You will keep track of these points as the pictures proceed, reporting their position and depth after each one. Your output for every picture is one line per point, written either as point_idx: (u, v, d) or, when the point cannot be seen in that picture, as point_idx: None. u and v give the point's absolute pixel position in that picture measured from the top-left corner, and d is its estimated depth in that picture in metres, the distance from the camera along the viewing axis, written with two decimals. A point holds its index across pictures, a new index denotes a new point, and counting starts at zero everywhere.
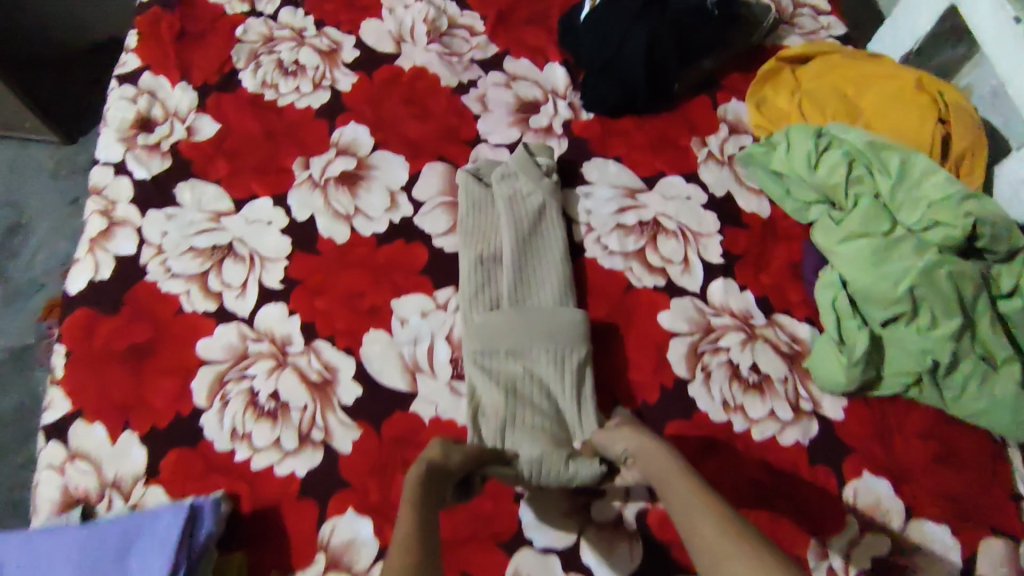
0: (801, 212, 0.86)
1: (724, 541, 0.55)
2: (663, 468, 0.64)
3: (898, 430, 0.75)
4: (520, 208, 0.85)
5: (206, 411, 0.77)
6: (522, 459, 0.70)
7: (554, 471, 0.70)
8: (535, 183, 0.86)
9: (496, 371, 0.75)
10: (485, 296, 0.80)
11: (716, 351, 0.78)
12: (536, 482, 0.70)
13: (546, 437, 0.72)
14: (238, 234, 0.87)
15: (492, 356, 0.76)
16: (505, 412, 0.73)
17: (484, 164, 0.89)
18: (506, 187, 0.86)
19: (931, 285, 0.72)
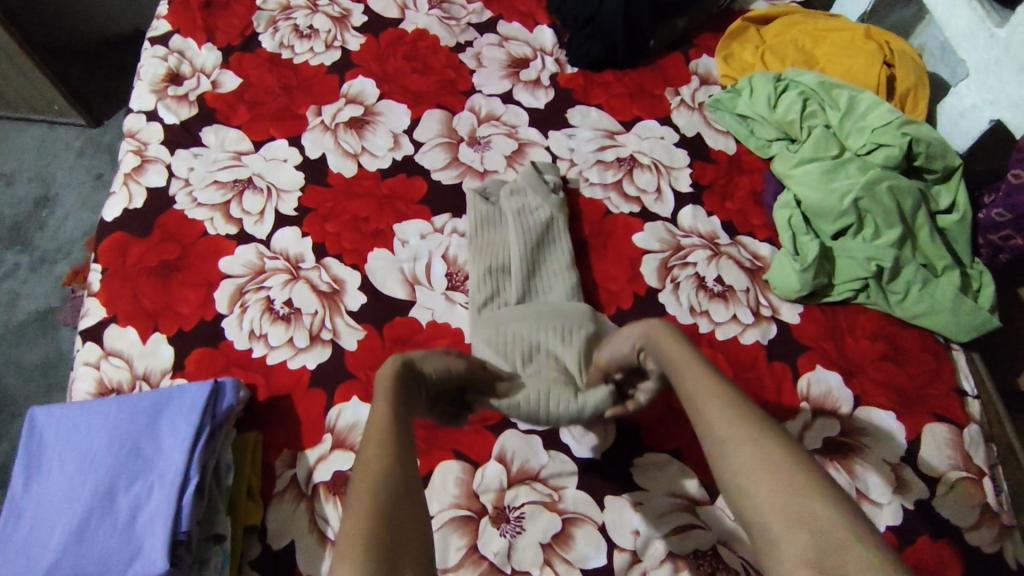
0: (764, 148, 0.95)
1: (731, 426, 0.55)
2: (675, 356, 0.64)
3: (848, 332, 0.82)
4: (528, 221, 0.88)
5: (226, 316, 0.85)
6: (530, 394, 0.72)
7: (561, 404, 0.71)
8: (543, 198, 0.89)
9: (508, 347, 0.77)
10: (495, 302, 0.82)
11: (685, 265, 0.87)
12: (546, 415, 0.72)
13: (553, 378, 0.73)
14: (257, 170, 0.97)
15: (504, 337, 0.77)
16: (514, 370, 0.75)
17: (490, 184, 0.93)
18: (514, 202, 0.89)
19: (874, 197, 0.81)
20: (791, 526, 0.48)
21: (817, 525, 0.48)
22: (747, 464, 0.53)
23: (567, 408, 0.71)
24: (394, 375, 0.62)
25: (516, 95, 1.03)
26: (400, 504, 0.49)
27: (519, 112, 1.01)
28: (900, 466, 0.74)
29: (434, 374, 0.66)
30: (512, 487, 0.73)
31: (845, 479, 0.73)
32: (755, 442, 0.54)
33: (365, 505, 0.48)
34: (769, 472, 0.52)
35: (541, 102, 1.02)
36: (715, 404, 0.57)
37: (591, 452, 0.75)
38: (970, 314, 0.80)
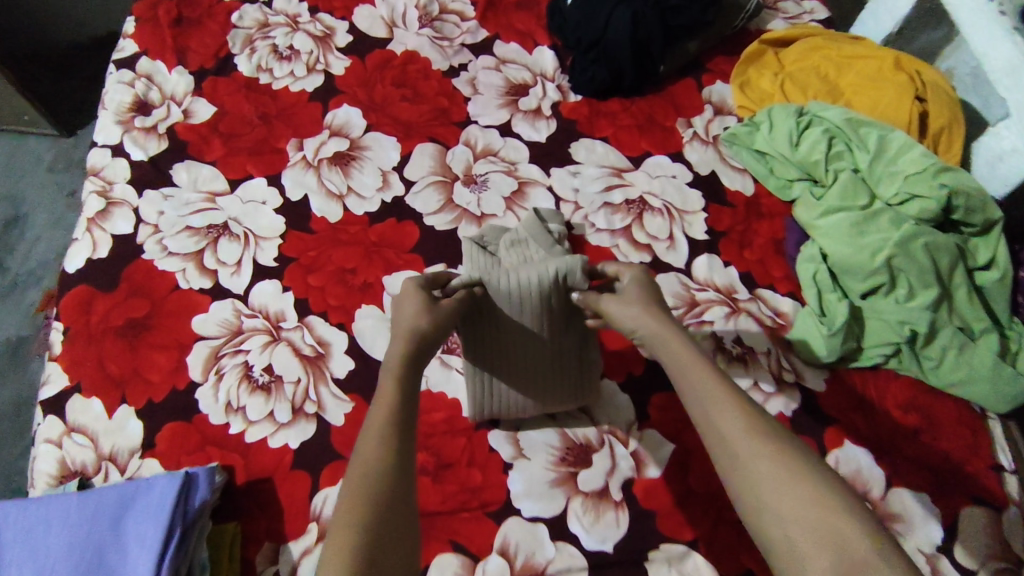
0: (784, 189, 0.88)
1: (746, 438, 0.51)
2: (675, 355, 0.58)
3: (878, 403, 0.77)
4: None
5: (201, 385, 0.78)
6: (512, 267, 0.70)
7: (534, 284, 0.68)
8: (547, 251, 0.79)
9: None
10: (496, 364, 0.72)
11: (701, 324, 0.80)
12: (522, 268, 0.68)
13: None
14: (234, 214, 0.89)
15: None
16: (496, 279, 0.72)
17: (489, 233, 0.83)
18: (516, 255, 0.79)
19: (908, 256, 0.74)
20: (811, 537, 0.45)
21: (844, 543, 0.44)
22: (765, 476, 0.49)
23: (549, 304, 0.69)
24: (408, 351, 0.58)
25: (515, 126, 0.95)
26: (389, 525, 0.46)
27: (519, 146, 0.93)
28: (935, 557, 0.69)
29: (440, 318, 0.61)
30: None
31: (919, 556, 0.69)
32: (775, 450, 0.50)
33: (353, 528, 0.45)
34: (791, 479, 0.48)
35: (542, 134, 0.94)
36: (726, 411, 0.53)
37: (603, 542, 0.69)
38: (1009, 384, 0.74)
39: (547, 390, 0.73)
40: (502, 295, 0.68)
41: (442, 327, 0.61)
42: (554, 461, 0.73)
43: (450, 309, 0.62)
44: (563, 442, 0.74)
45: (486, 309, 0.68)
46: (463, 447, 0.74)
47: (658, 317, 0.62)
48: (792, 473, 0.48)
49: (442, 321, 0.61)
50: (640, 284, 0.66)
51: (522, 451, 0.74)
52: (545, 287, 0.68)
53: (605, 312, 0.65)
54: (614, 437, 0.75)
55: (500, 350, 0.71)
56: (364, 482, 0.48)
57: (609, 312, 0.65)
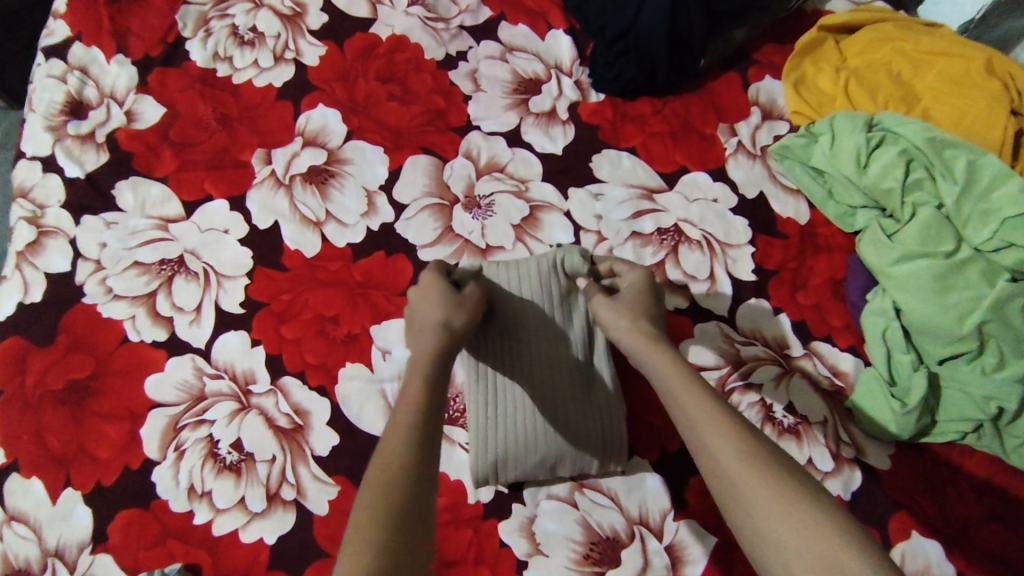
0: (845, 217, 0.74)
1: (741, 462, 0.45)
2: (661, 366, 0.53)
3: (950, 481, 0.66)
4: None
5: (159, 464, 0.67)
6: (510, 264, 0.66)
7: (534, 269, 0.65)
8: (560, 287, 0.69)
9: None
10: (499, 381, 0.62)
11: (747, 389, 0.68)
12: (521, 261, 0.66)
13: None
14: (191, 246, 0.74)
15: None
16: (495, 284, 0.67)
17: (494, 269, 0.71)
18: None
19: (1002, 321, 0.64)
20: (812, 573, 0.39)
21: None
22: (767, 512, 0.42)
23: (555, 297, 0.64)
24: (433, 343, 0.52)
25: (525, 133, 0.79)
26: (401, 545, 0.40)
27: (531, 159, 0.78)
28: None
29: (456, 312, 0.54)
30: None
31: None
32: (773, 472, 0.44)
33: (366, 549, 0.39)
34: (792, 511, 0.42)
35: (558, 144, 0.79)
36: (719, 433, 0.46)
37: None
38: None
39: (559, 413, 0.62)
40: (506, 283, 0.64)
41: (459, 322, 0.54)
42: (576, 559, 0.63)
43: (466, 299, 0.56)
44: (587, 536, 0.64)
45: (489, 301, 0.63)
46: (469, 541, 0.63)
47: (647, 332, 0.56)
48: (796, 504, 0.42)
49: (458, 318, 0.54)
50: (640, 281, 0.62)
51: (540, 545, 0.63)
52: (546, 273, 0.65)
53: (605, 320, 0.59)
54: (646, 529, 0.64)
55: (503, 356, 0.62)
56: (385, 502, 0.41)
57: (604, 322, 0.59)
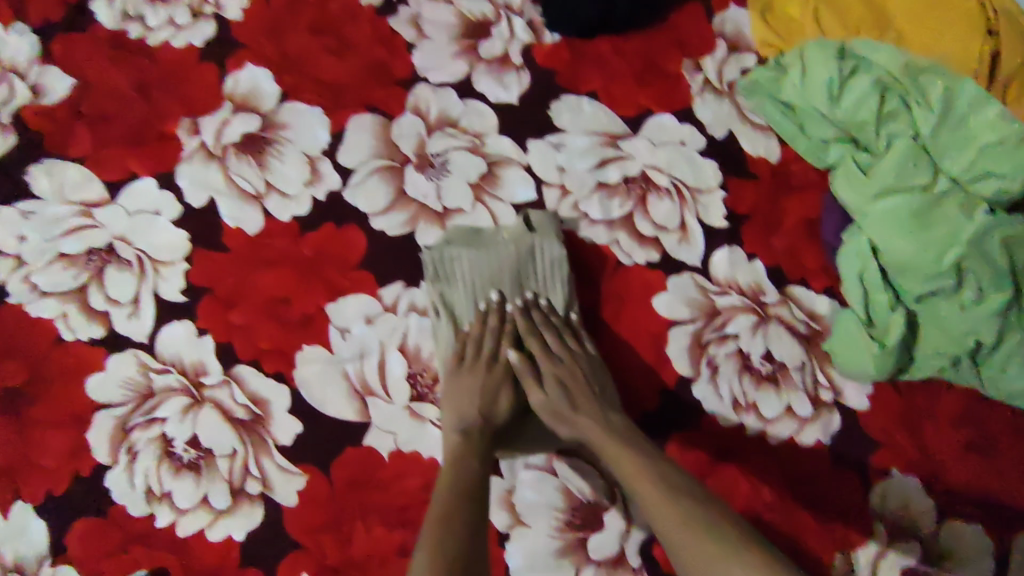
0: (818, 153, 0.71)
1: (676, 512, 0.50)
2: (609, 447, 0.56)
3: (928, 417, 0.65)
4: (509, 278, 0.66)
5: (112, 468, 0.62)
6: (476, 260, 0.66)
7: (496, 262, 0.66)
8: (535, 265, 0.66)
9: (462, 295, 0.66)
10: (477, 368, 0.63)
11: (723, 340, 0.66)
12: (484, 254, 0.66)
13: (505, 269, 0.66)
14: (120, 231, 0.68)
15: (463, 305, 0.66)
16: (459, 278, 0.66)
17: (456, 233, 0.67)
18: (482, 275, 0.66)
19: (980, 255, 0.62)
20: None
21: None
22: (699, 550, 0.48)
23: (524, 321, 0.65)
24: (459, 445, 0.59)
25: (476, 83, 0.73)
26: None
27: (484, 111, 0.72)
28: None
29: (489, 404, 0.62)
30: None
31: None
32: (701, 535, 0.48)
33: None
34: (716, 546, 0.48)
35: (513, 93, 0.73)
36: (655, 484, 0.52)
37: None
38: None
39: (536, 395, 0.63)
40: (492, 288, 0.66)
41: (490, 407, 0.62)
42: (557, 526, 0.61)
43: (475, 374, 0.63)
44: (568, 503, 0.62)
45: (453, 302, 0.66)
46: None
47: (602, 419, 0.58)
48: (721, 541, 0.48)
49: (491, 412, 0.62)
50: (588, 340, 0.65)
51: (521, 517, 0.62)
52: (508, 261, 0.66)
53: (559, 389, 0.61)
54: None
55: (479, 357, 0.64)
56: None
57: (552, 416, 0.61)
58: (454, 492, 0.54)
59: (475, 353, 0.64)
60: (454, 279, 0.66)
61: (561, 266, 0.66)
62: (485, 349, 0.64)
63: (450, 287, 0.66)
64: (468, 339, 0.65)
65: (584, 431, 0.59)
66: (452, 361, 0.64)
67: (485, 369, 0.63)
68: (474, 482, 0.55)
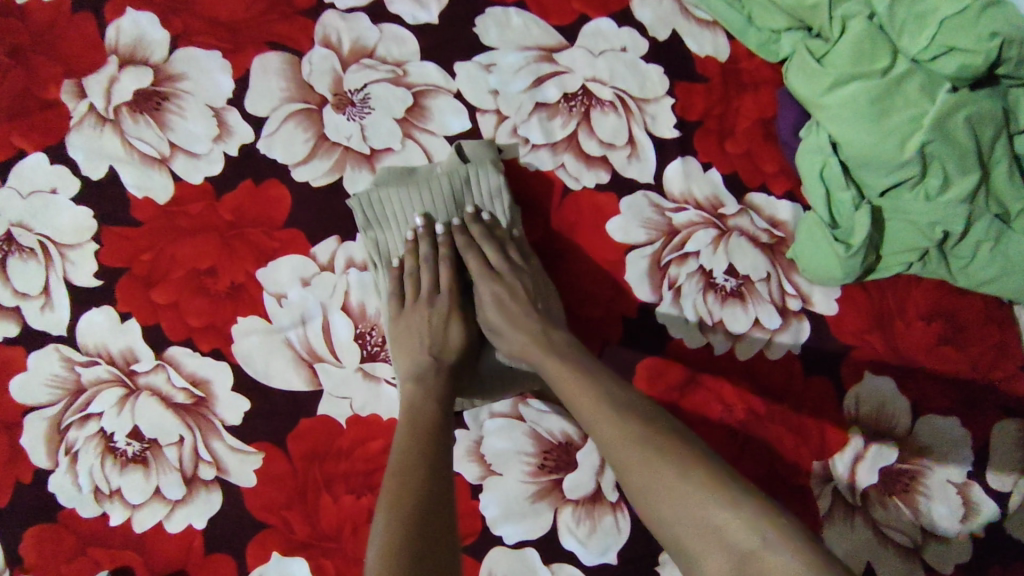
0: (769, 46, 0.65)
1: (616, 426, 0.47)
2: (553, 367, 0.53)
3: (898, 314, 0.64)
4: (445, 208, 0.62)
5: (54, 472, 0.59)
6: (405, 197, 0.61)
7: (428, 196, 0.62)
8: (472, 193, 0.62)
9: (397, 234, 0.62)
10: (421, 304, 0.60)
11: (684, 259, 0.62)
12: (414, 189, 0.61)
13: (439, 202, 0.62)
14: (15, 217, 0.61)
15: (399, 245, 0.63)
16: (392, 217, 0.62)
17: (386, 174, 0.61)
18: (416, 211, 0.62)
19: (945, 138, 0.57)
20: (721, 561, 0.40)
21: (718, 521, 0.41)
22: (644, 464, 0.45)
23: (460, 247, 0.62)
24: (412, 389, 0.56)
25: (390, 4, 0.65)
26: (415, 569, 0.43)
27: (402, 35, 0.65)
28: (965, 484, 0.62)
29: (439, 340, 0.59)
30: (557, 566, 0.58)
31: (819, 490, 0.61)
32: (645, 446, 0.45)
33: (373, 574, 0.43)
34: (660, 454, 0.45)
35: (433, 12, 0.65)
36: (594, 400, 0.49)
37: (603, 552, 0.59)
38: None
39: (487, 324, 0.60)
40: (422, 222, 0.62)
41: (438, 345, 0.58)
42: (530, 471, 0.59)
43: (419, 312, 0.59)
44: (539, 446, 0.60)
45: (389, 243, 0.62)
46: None
47: (539, 338, 0.55)
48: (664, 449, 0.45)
49: (443, 354, 0.58)
50: (530, 247, 0.63)
51: (491, 466, 0.59)
52: (442, 195, 0.62)
53: (501, 317, 0.58)
54: None
55: (422, 295, 0.60)
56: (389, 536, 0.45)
57: (503, 341, 0.58)
58: (410, 438, 0.52)
59: (414, 291, 0.61)
60: (386, 219, 0.61)
61: (498, 192, 0.62)
62: (425, 285, 0.61)
63: (383, 228, 0.62)
64: (405, 275, 0.61)
65: (524, 351, 0.56)
66: (393, 304, 0.60)
67: (428, 304, 0.60)
68: (432, 425, 0.53)
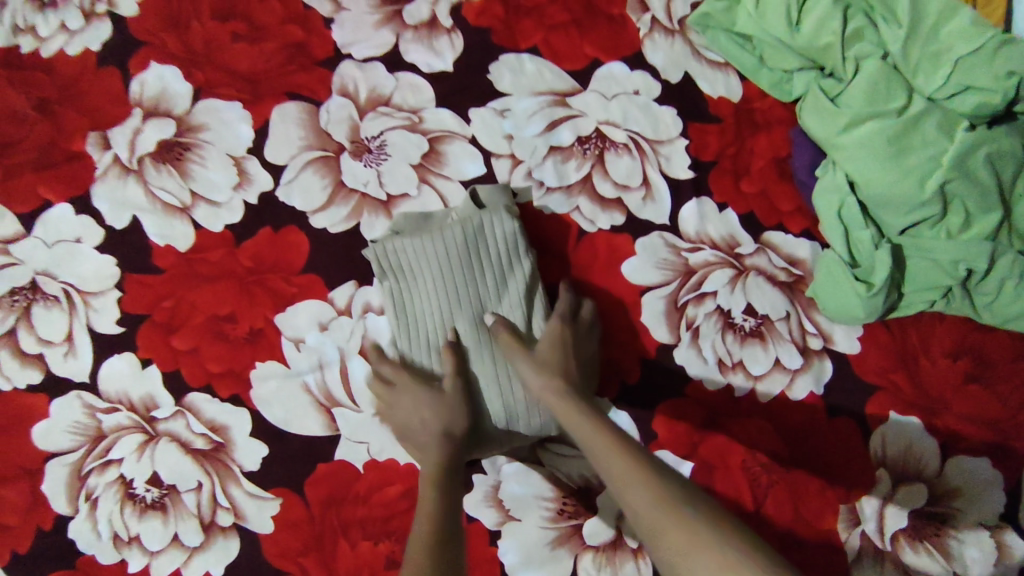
0: (781, 85, 0.65)
1: (640, 491, 0.43)
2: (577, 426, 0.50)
3: (924, 352, 0.62)
4: (466, 257, 0.58)
5: (73, 518, 0.59)
6: (421, 249, 0.58)
7: (446, 247, 0.58)
8: (494, 241, 0.59)
9: (412, 283, 0.59)
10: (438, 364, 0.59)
11: (701, 299, 0.62)
12: (432, 240, 0.58)
13: (456, 251, 0.58)
14: (42, 266, 0.62)
15: (414, 294, 0.59)
16: (408, 268, 0.59)
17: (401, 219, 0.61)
18: (432, 261, 0.58)
19: (965, 175, 0.57)
20: None
21: None
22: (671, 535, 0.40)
23: (477, 304, 0.59)
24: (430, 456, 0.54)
25: (405, 53, 0.66)
26: None
27: (419, 83, 0.66)
28: (999, 529, 0.59)
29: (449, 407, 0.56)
30: None
31: (846, 534, 0.59)
32: (672, 515, 0.41)
33: None
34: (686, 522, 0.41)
35: (447, 60, 0.66)
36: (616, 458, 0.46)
37: None
38: None
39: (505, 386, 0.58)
40: (429, 271, 0.58)
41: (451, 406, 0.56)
42: (550, 517, 0.58)
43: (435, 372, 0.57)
44: (557, 491, 0.59)
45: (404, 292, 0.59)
46: None
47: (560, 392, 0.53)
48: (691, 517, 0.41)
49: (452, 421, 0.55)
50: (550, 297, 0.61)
51: (509, 512, 0.58)
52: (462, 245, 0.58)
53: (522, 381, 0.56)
54: None
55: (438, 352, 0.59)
56: None
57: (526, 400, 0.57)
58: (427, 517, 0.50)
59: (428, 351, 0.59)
60: (402, 269, 0.59)
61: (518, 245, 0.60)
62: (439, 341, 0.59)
63: (399, 278, 0.59)
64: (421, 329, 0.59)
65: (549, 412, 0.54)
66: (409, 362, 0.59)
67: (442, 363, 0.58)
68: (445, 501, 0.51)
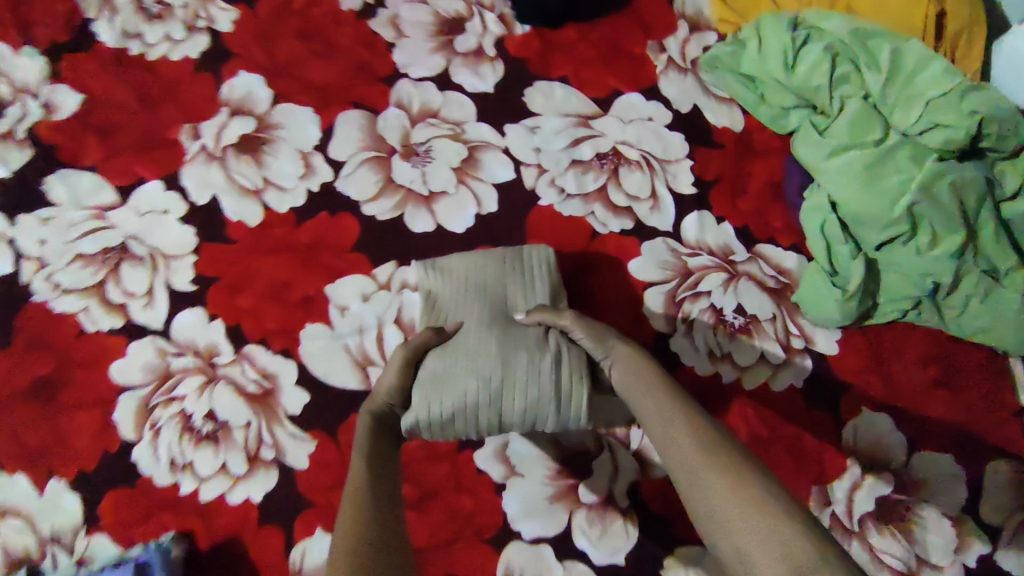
0: (779, 120, 0.75)
1: (686, 427, 0.47)
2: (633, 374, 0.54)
3: (896, 358, 0.69)
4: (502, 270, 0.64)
5: (136, 443, 0.67)
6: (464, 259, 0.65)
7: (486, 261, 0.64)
8: (529, 264, 0.65)
9: (447, 281, 0.64)
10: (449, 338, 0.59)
11: (697, 297, 0.70)
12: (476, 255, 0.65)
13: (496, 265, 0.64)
14: (133, 231, 0.73)
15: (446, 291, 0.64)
16: (447, 270, 0.65)
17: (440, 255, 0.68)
18: (468, 267, 0.64)
19: (932, 200, 0.65)
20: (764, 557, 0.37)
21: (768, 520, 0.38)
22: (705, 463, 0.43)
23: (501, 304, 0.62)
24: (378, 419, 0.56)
25: (453, 75, 0.78)
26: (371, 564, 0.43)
27: (464, 101, 0.77)
28: (958, 519, 0.65)
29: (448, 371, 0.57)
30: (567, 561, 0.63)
31: (818, 513, 0.64)
32: (706, 447, 0.44)
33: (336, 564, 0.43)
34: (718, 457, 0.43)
35: (489, 82, 0.78)
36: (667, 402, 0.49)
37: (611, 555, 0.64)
38: None
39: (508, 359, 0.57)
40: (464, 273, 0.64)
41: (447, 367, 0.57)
42: (550, 475, 0.66)
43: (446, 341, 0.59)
44: (558, 455, 0.66)
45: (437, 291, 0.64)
46: (448, 472, 0.65)
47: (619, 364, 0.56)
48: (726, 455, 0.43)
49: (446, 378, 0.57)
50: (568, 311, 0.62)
51: (514, 468, 0.66)
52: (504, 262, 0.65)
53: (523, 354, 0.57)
54: (615, 441, 0.67)
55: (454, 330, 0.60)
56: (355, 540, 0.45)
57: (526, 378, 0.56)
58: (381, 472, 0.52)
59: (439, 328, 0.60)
60: (444, 272, 0.65)
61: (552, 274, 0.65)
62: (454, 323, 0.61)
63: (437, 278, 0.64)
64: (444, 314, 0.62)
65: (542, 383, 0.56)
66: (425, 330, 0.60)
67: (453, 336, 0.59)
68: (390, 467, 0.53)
